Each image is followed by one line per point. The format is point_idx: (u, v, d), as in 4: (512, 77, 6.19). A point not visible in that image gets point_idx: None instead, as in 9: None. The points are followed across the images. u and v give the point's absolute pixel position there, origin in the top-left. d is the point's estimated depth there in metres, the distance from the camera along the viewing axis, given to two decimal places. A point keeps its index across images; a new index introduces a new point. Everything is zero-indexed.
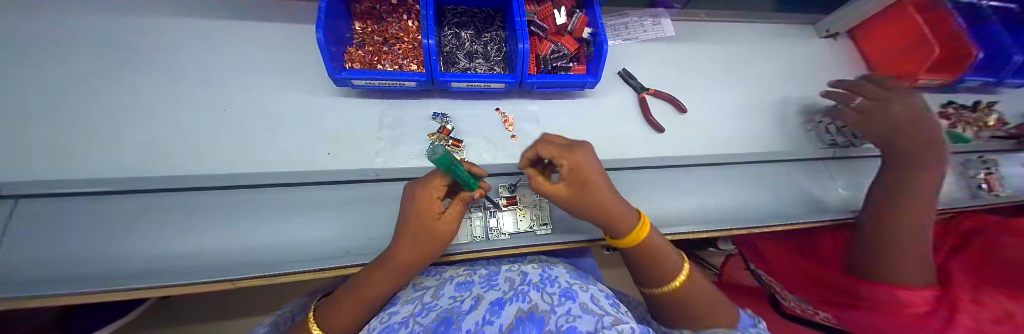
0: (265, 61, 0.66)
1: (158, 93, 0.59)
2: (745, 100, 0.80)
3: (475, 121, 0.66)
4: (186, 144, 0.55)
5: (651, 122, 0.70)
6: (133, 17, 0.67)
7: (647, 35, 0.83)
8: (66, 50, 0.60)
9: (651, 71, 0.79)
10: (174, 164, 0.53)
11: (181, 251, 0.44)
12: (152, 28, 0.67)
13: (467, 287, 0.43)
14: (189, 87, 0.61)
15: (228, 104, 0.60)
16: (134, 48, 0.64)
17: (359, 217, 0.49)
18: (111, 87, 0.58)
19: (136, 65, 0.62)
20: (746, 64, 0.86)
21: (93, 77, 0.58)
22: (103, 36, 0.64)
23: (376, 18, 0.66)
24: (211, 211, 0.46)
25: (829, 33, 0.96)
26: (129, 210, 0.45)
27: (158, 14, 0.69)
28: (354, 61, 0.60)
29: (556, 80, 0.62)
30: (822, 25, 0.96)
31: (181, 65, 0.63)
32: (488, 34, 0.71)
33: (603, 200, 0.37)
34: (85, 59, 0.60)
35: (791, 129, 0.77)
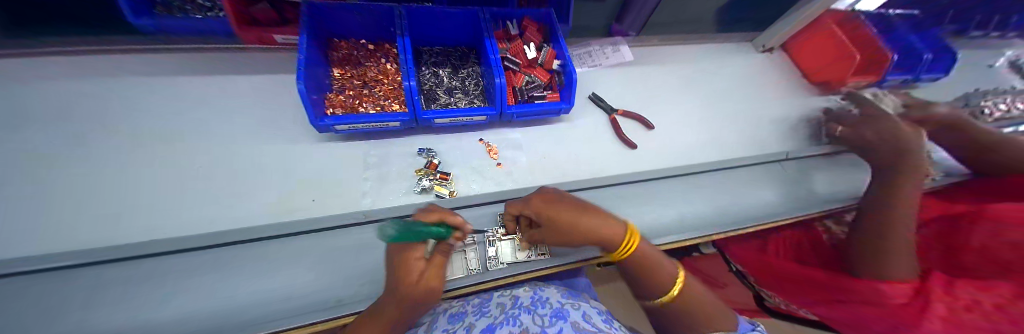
0: (241, 112, 0.66)
1: (121, 152, 0.57)
2: (704, 112, 0.88)
3: (459, 152, 0.68)
4: (151, 203, 0.52)
5: (624, 139, 0.75)
6: (94, 79, 0.66)
7: (611, 60, 0.91)
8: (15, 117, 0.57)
9: (620, 92, 0.86)
10: (135, 225, 0.49)
11: (137, 324, 0.39)
12: (124, 91, 0.66)
13: (459, 318, 0.43)
14: (155, 143, 0.59)
15: (199, 158, 0.58)
16: (92, 109, 0.61)
17: (348, 262, 0.49)
18: (64, 151, 0.55)
19: (93, 125, 0.59)
20: (701, 80, 0.96)
21: (46, 142, 0.55)
22: (69, 102, 0.61)
23: (355, 64, 0.69)
24: (181, 273, 0.43)
25: (764, 48, 1.09)
26: (93, 282, 0.41)
27: (122, 74, 0.68)
28: (335, 106, 0.61)
29: (533, 109, 0.67)
30: (758, 41, 1.10)
31: (148, 124, 0.62)
32: (464, 71, 0.75)
33: (556, 218, 0.44)
34: (34, 124, 0.57)
35: (746, 135, 0.85)
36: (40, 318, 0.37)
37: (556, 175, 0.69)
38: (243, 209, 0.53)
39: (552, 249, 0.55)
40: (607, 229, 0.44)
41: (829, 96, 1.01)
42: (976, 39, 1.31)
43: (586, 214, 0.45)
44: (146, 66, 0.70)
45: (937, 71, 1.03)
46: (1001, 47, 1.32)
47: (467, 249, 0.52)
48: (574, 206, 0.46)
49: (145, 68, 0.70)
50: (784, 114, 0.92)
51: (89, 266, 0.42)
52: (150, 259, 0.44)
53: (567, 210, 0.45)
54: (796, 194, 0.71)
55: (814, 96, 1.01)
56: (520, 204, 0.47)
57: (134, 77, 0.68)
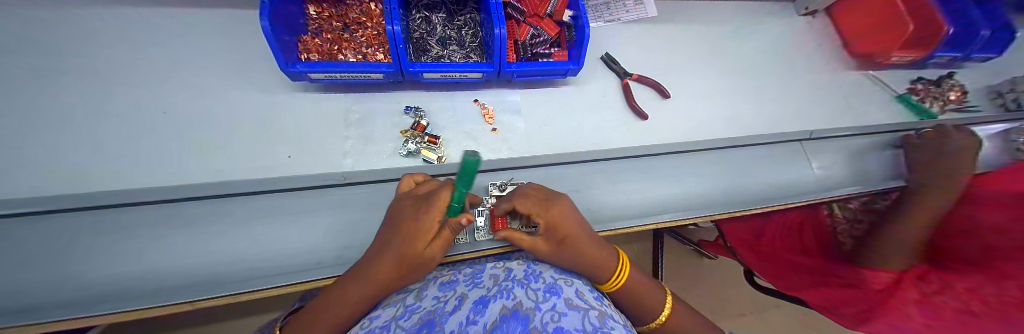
0: (204, 54, 0.59)
1: (69, 89, 0.51)
2: (727, 82, 0.79)
3: (451, 113, 0.62)
4: (113, 151, 0.48)
5: (635, 109, 0.68)
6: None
7: (631, 15, 0.79)
8: None
9: (635, 54, 0.76)
10: (96, 173, 0.46)
11: (109, 277, 0.38)
12: (62, 16, 0.56)
13: (450, 286, 0.40)
14: (109, 82, 0.53)
15: (161, 104, 0.53)
16: (28, 38, 0.53)
17: (328, 225, 0.46)
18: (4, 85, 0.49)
19: (32, 57, 0.52)
20: (729, 46, 0.85)
21: None
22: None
23: (334, 1, 0.59)
24: (147, 228, 0.41)
25: (807, 10, 0.95)
26: (55, 231, 0.38)
27: None
28: (310, 52, 0.53)
29: (537, 68, 0.58)
30: (801, 1, 0.95)
31: (95, 59, 0.54)
32: (461, 18, 0.65)
33: (559, 223, 0.39)
34: None
35: (770, 111, 0.77)
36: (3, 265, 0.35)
37: (556, 144, 0.64)
38: (215, 162, 0.49)
39: None
40: (602, 262, 0.42)
41: (867, 73, 0.90)
42: None
43: (591, 242, 0.41)
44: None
45: (996, 51, 0.91)
46: None
47: None
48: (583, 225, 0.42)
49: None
50: (815, 90, 0.83)
51: (49, 214, 0.39)
52: (112, 210, 0.41)
53: (571, 215, 0.41)
54: (811, 178, 0.66)
55: (851, 71, 0.90)
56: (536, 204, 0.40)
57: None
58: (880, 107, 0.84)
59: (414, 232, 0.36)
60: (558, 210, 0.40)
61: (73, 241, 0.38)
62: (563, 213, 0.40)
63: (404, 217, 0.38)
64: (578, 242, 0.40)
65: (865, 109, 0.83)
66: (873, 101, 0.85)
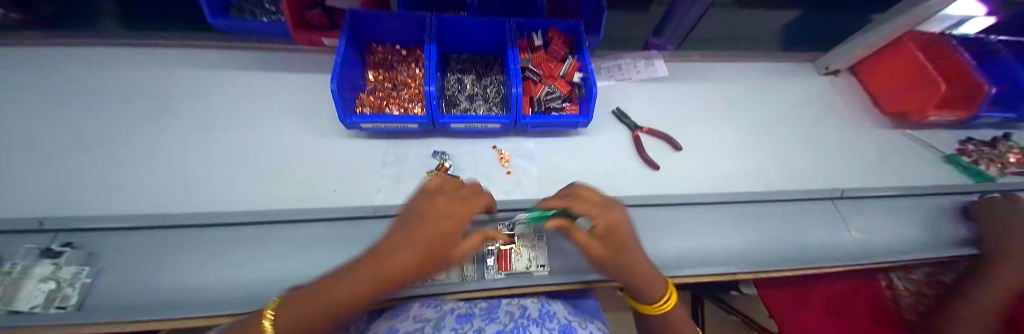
0: (281, 105, 0.73)
1: (185, 132, 0.65)
2: (744, 137, 0.80)
3: (473, 157, 0.69)
4: (203, 180, 0.59)
5: (647, 159, 0.71)
6: (169, 68, 0.76)
7: (642, 75, 0.87)
8: (112, 97, 0.69)
9: (647, 109, 0.81)
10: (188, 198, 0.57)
11: (165, 286, 0.43)
12: (192, 77, 0.75)
13: (468, 319, 0.40)
14: (210, 127, 0.67)
15: (244, 144, 0.65)
16: (165, 94, 0.71)
17: (351, 252, 0.49)
18: (144, 129, 0.64)
19: (165, 108, 0.69)
20: (745, 102, 0.87)
21: (131, 121, 0.65)
22: (153, 86, 0.72)
23: (387, 67, 0.73)
24: (207, 243, 0.47)
25: (829, 70, 0.96)
26: (137, 242, 0.46)
27: (189, 65, 0.77)
28: (364, 106, 0.65)
29: (550, 120, 0.65)
30: (820, 62, 0.98)
31: (204, 109, 0.70)
32: (487, 79, 0.77)
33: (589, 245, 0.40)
34: (124, 105, 0.68)
35: (794, 166, 0.76)
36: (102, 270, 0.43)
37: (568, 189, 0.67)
38: (274, 192, 0.59)
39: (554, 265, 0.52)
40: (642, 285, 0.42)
41: (907, 131, 0.86)
42: None
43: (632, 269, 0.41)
44: (213, 56, 0.80)
45: None
46: None
47: None
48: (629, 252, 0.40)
49: (212, 58, 0.79)
50: (844, 146, 0.81)
51: (137, 229, 0.47)
52: (186, 227, 0.49)
53: (625, 226, 0.41)
54: (851, 240, 0.61)
55: (886, 129, 0.86)
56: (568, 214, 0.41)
57: (203, 65, 0.77)
58: (927, 165, 0.78)
59: (452, 213, 0.35)
60: (608, 224, 0.40)
61: (150, 251, 0.45)
62: (612, 228, 0.40)
63: (444, 198, 0.37)
64: (632, 255, 0.40)
65: (909, 168, 0.78)
66: (917, 160, 0.79)
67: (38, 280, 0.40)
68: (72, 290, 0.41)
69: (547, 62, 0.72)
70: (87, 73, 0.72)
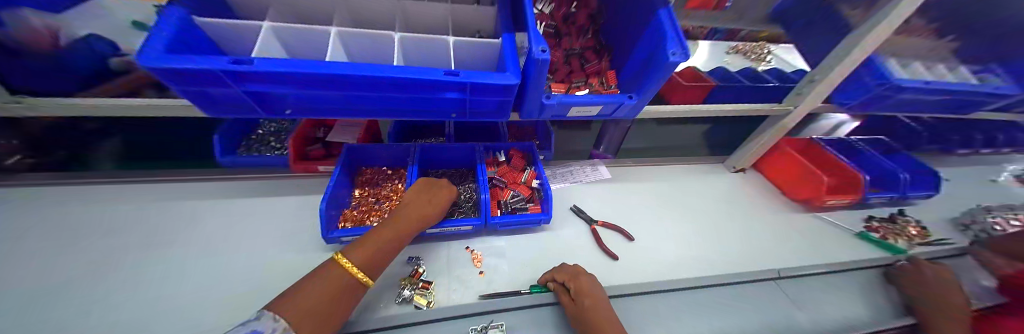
0: (269, 223, 0.79)
1: (162, 256, 0.68)
2: (685, 226, 0.91)
3: (446, 260, 0.74)
4: (163, 307, 0.58)
5: (606, 250, 0.79)
6: (168, 196, 0.83)
7: (590, 178, 1.05)
8: (98, 227, 0.72)
9: (600, 207, 0.94)
10: (136, 331, 0.54)
11: None
12: (188, 202, 0.82)
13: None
14: (190, 249, 0.70)
15: (219, 265, 0.68)
16: (154, 220, 0.76)
17: None
18: (119, 257, 0.66)
19: (152, 234, 0.72)
20: (679, 196, 1.04)
21: (109, 250, 0.67)
22: (145, 213, 0.78)
23: (373, 185, 0.85)
24: None
25: (736, 168, 1.18)
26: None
27: (188, 191, 0.86)
28: (346, 220, 0.73)
29: (515, 219, 0.75)
30: (728, 162, 1.20)
31: (191, 232, 0.74)
32: (461, 187, 0.90)
33: (575, 292, 0.57)
34: (108, 235, 0.71)
35: (736, 250, 0.84)
36: None
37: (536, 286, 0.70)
38: (240, 316, 0.58)
39: None
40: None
41: (821, 214, 1.00)
42: (956, 156, 1.37)
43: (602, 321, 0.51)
44: (215, 182, 0.90)
45: (931, 189, 0.99)
46: (990, 162, 1.36)
47: None
48: (601, 313, 0.52)
49: (214, 184, 0.89)
50: (773, 228, 0.93)
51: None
52: None
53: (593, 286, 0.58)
54: (804, 322, 0.65)
55: (801, 214, 0.99)
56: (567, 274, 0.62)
57: (202, 191, 0.86)
58: (849, 240, 0.90)
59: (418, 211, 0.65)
60: (585, 284, 0.58)
61: None
62: (587, 287, 0.57)
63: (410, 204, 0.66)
64: (591, 304, 0.54)
65: (833, 244, 0.89)
66: (838, 236, 0.91)
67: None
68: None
69: (510, 173, 0.88)
70: (82, 205, 0.77)
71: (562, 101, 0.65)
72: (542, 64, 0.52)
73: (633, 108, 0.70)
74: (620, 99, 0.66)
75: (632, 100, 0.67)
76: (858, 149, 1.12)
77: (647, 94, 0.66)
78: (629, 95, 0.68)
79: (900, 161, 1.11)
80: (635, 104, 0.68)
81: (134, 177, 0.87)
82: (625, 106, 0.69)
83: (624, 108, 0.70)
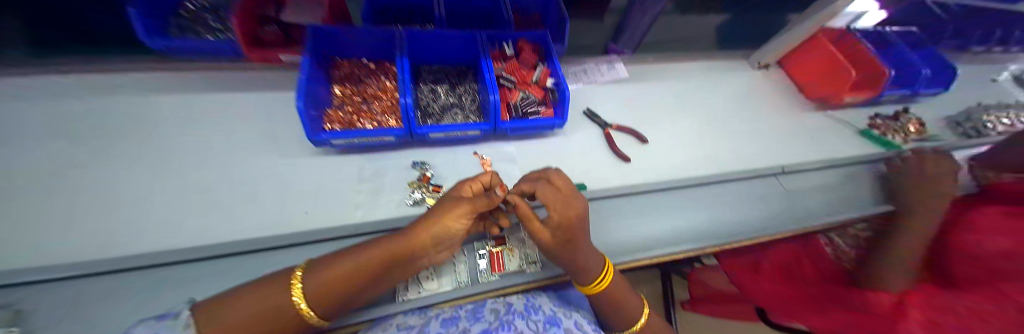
0: (236, 128, 0.67)
1: (114, 164, 0.57)
2: (698, 127, 0.89)
3: (453, 165, 0.69)
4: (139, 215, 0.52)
5: (619, 153, 0.76)
6: (86, 95, 0.66)
7: (605, 78, 0.93)
8: (9, 132, 0.58)
9: (614, 108, 0.88)
10: (116, 240, 0.48)
11: None
12: (122, 103, 0.66)
13: (452, 322, 0.41)
14: (150, 157, 0.60)
15: (190, 173, 0.59)
16: (84, 124, 0.62)
17: None
18: (54, 166, 0.55)
19: (89, 140, 0.60)
20: (696, 96, 0.98)
21: (39, 158, 0.56)
22: (72, 116, 0.63)
23: (356, 82, 0.71)
24: (149, 286, 0.40)
25: (761, 64, 1.11)
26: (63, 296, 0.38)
27: (108, 89, 0.68)
28: (333, 122, 0.62)
29: (527, 124, 0.67)
30: (753, 58, 1.12)
31: (139, 139, 0.62)
32: (461, 88, 0.77)
33: (562, 220, 0.42)
34: (28, 141, 0.58)
35: (742, 150, 0.85)
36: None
37: None
38: (238, 222, 0.53)
39: (545, 262, 0.54)
40: (593, 269, 0.44)
41: (826, 113, 1.01)
42: (965, 55, 1.33)
43: (586, 252, 0.44)
44: (146, 78, 0.72)
45: (943, 86, 1.00)
46: (992, 61, 1.35)
47: (454, 262, 0.50)
48: (587, 239, 0.44)
49: (145, 81, 0.71)
50: (779, 129, 0.93)
51: (60, 280, 0.39)
52: (116, 274, 0.41)
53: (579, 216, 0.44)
54: (794, 209, 0.70)
55: (810, 111, 1.00)
56: (554, 195, 0.43)
57: (133, 90, 0.68)
58: (846, 139, 0.93)
59: (459, 202, 0.41)
60: (574, 212, 0.43)
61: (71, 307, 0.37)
62: (577, 215, 0.43)
63: (449, 198, 0.43)
64: (568, 234, 0.42)
65: (830, 143, 0.91)
66: (837, 136, 0.93)
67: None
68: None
69: (519, 71, 0.74)
70: None
71: None
72: None
73: None
74: None
75: None
76: (889, 43, 1.04)
77: None
78: None
79: (928, 55, 1.05)
80: None
81: (29, 72, 0.66)
82: None
83: None
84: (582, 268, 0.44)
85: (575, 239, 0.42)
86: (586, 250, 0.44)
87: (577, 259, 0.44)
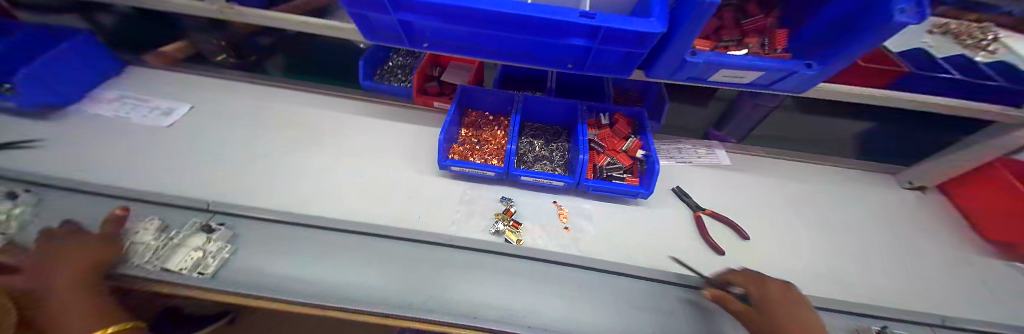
0: (382, 136, 0.88)
1: (310, 146, 0.83)
2: (819, 235, 0.77)
3: (535, 208, 0.75)
4: (314, 185, 0.73)
5: (711, 243, 0.70)
6: (311, 98, 1.00)
7: (702, 160, 0.93)
8: (275, 114, 0.93)
9: (707, 193, 0.85)
10: (295, 202, 0.69)
11: (262, 270, 0.50)
12: (328, 109, 0.97)
13: None
14: (328, 144, 0.84)
15: (347, 162, 0.80)
16: (307, 116, 0.93)
17: (413, 274, 0.54)
18: (286, 141, 0.84)
19: (306, 125, 0.90)
20: (819, 202, 0.85)
21: (282, 132, 0.87)
22: (301, 112, 0.95)
23: (476, 127, 0.89)
24: (308, 238, 0.57)
25: (913, 184, 0.93)
26: (264, 230, 0.57)
27: (323, 96, 1.01)
28: (455, 153, 0.79)
29: (611, 186, 0.71)
30: (901, 176, 0.95)
31: (330, 132, 0.88)
32: (555, 144, 0.88)
33: (770, 296, 0.44)
34: (279, 121, 0.91)
35: (886, 279, 0.69)
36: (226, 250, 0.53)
37: (621, 255, 0.68)
38: (369, 207, 0.70)
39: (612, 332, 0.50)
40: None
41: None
42: None
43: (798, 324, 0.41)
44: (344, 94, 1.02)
45: None
46: None
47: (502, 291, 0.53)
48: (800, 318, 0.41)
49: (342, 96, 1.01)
50: (945, 269, 0.72)
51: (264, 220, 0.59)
52: (292, 226, 0.59)
53: (792, 301, 0.44)
54: None
55: (995, 260, 0.76)
56: (743, 280, 0.49)
57: (335, 102, 0.99)
58: None
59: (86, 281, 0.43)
60: (774, 293, 0.45)
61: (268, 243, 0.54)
62: (781, 297, 0.44)
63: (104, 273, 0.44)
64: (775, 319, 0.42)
65: None
66: None
67: (191, 249, 0.50)
68: (212, 260, 0.49)
69: (610, 138, 0.81)
70: (265, 96, 0.99)
71: (712, 61, 0.52)
72: (704, 9, 0.39)
73: (804, 82, 0.57)
74: (794, 66, 0.53)
75: (810, 70, 0.53)
76: None
77: (835, 65, 0.51)
78: (808, 63, 0.54)
79: None
80: (813, 77, 0.54)
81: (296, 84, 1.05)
82: (795, 77, 0.55)
83: (793, 81, 0.57)
84: None
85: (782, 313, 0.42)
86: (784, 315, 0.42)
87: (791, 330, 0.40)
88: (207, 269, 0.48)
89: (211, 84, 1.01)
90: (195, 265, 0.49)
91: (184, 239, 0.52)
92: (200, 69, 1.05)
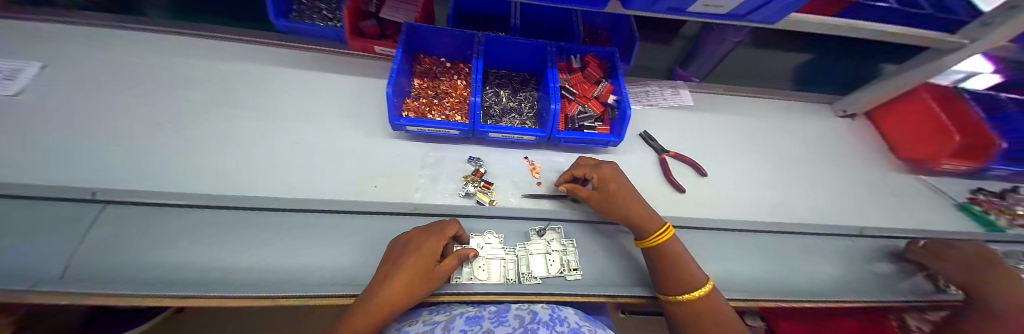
0: (318, 96, 0.75)
1: (222, 112, 0.67)
2: (766, 166, 0.83)
3: (504, 166, 0.71)
4: (235, 159, 0.60)
5: (675, 183, 0.73)
6: (214, 52, 0.79)
7: (669, 102, 0.92)
8: (166, 74, 0.72)
9: (673, 134, 0.85)
10: (211, 180, 0.56)
11: (180, 265, 0.42)
12: (239, 65, 0.77)
13: (477, 320, 0.40)
14: (248, 109, 0.69)
15: (278, 130, 0.67)
16: (212, 75, 0.74)
17: (374, 247, 0.50)
18: (188, 108, 0.67)
19: (214, 85, 0.72)
20: (770, 136, 0.91)
21: (180, 97, 0.69)
22: (203, 69, 0.75)
23: (432, 77, 0.77)
24: (240, 223, 0.48)
25: (846, 113, 1.01)
26: (176, 220, 0.47)
27: (231, 49, 0.80)
28: (409, 111, 0.69)
29: (582, 137, 0.68)
30: (838, 104, 1.03)
31: (247, 95, 0.72)
32: (523, 94, 0.80)
33: (608, 178, 0.54)
34: (174, 83, 0.71)
35: (813, 200, 0.78)
36: (119, 249, 0.42)
37: None
38: (314, 180, 0.60)
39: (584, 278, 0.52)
40: (650, 216, 0.50)
41: (921, 178, 0.89)
42: None
43: (637, 202, 0.51)
44: (259, 46, 0.82)
45: None
46: None
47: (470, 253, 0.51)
48: (632, 192, 0.53)
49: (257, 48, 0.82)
50: (861, 187, 0.84)
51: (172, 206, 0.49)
52: (215, 211, 0.50)
53: (616, 173, 0.55)
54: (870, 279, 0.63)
55: (900, 174, 0.89)
56: (588, 169, 0.56)
57: (248, 56, 0.80)
58: (939, 211, 0.82)
59: None
60: (609, 175, 0.54)
61: (181, 236, 0.45)
62: (613, 177, 0.54)
63: None
64: (616, 198, 0.51)
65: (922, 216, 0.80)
66: (928, 207, 0.82)
67: (545, 254, 0.54)
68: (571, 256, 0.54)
69: (582, 83, 0.75)
70: (145, 51, 0.76)
71: None
72: None
73: (778, 10, 0.52)
74: None
75: None
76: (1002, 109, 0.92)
77: None
78: None
79: None
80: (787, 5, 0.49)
81: (188, 32, 0.82)
82: (771, 6, 0.50)
83: (769, 9, 0.52)
84: (637, 222, 0.50)
85: (621, 194, 0.51)
86: (625, 192, 0.52)
87: (625, 206, 0.51)
88: (574, 265, 0.53)
89: (50, 34, 0.73)
90: (562, 266, 0.53)
91: (528, 246, 0.54)
92: (24, 11, 0.74)
